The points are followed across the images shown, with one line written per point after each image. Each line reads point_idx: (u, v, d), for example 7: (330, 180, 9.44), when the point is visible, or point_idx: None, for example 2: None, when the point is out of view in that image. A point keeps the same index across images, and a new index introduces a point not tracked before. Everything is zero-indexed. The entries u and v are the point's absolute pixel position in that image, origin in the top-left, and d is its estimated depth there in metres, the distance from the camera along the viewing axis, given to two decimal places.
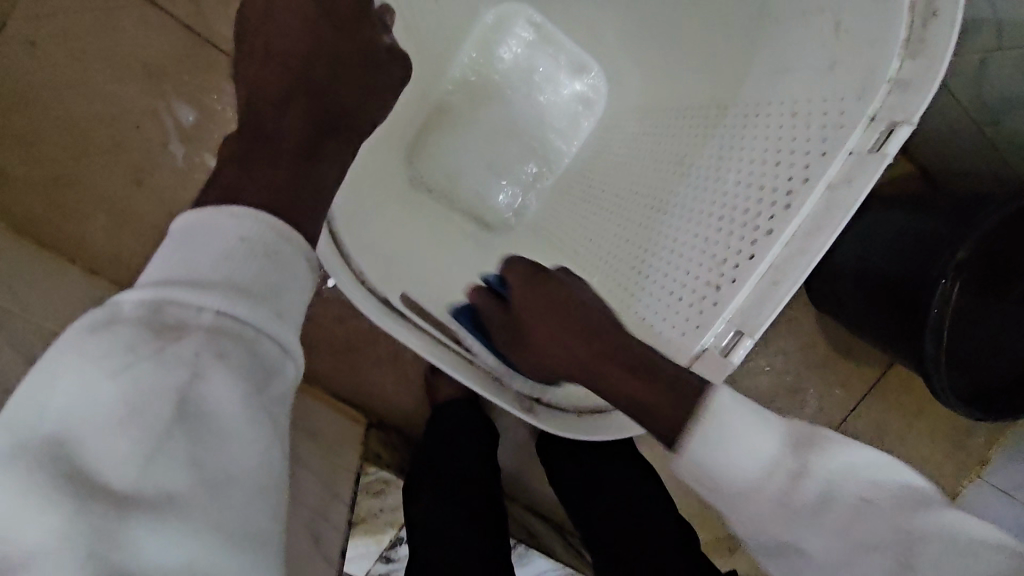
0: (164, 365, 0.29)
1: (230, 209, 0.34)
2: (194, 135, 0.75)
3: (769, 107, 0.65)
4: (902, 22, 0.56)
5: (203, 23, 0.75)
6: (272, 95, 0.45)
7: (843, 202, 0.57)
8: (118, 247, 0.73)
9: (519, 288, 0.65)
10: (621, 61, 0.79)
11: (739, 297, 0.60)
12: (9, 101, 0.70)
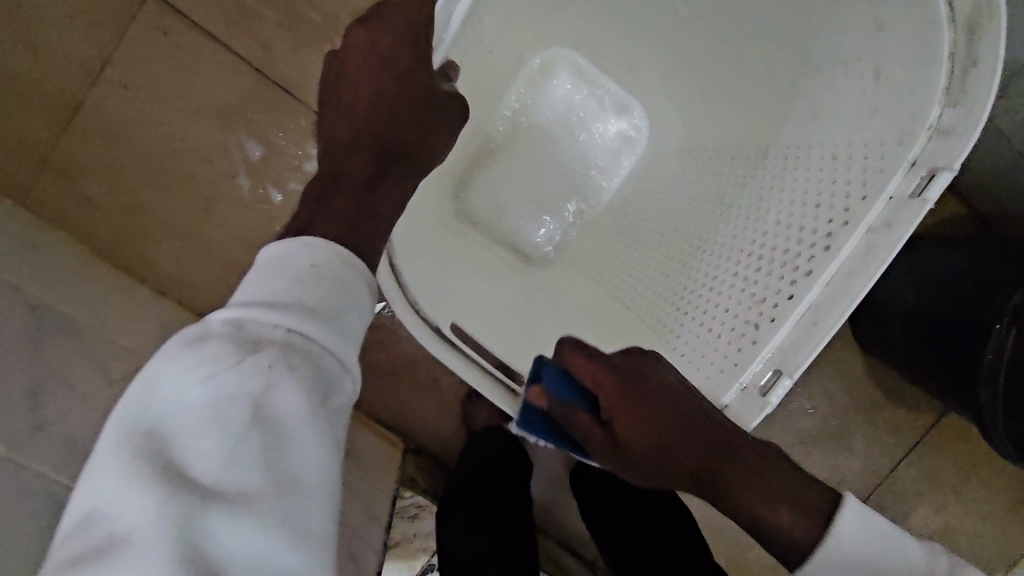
0: (246, 373, 0.32)
1: (303, 241, 0.38)
2: (261, 169, 0.81)
3: (809, 152, 0.66)
4: (941, 70, 0.56)
5: (271, 66, 0.80)
6: (343, 141, 0.50)
7: (885, 246, 0.57)
8: (186, 270, 0.80)
9: (610, 395, 0.53)
10: (661, 103, 0.81)
11: (777, 337, 0.60)
12: (100, 137, 0.77)
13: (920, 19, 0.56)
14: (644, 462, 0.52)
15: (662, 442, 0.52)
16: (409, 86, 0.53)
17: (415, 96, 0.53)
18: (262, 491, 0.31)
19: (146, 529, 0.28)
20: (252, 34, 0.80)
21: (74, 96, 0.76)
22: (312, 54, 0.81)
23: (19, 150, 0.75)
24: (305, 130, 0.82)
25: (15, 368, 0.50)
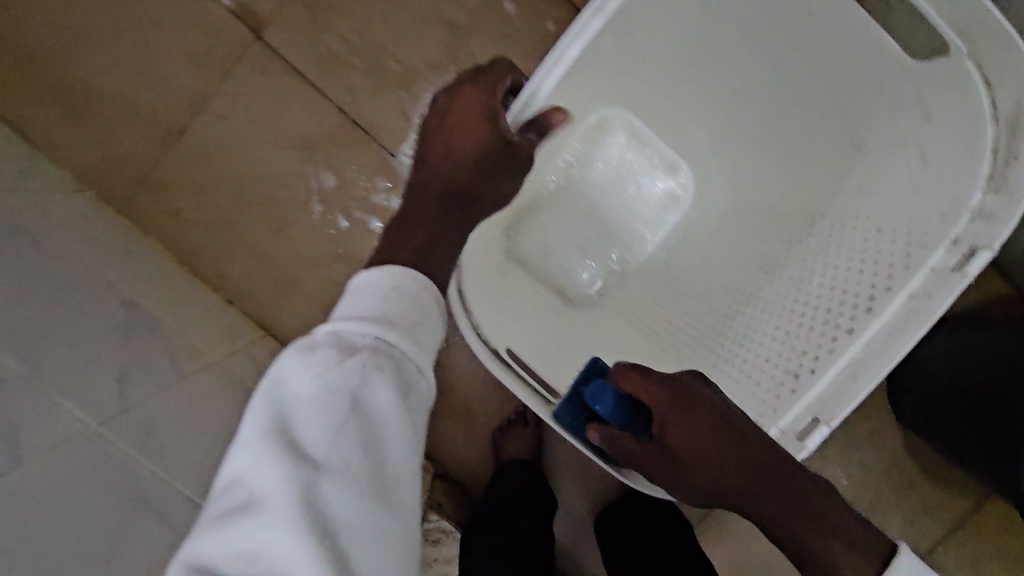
0: (347, 371, 0.36)
1: (388, 268, 0.42)
2: (333, 197, 0.87)
3: (856, 221, 0.71)
4: (983, 161, 0.61)
5: (354, 107, 0.87)
6: (428, 189, 0.58)
7: (925, 312, 0.60)
8: (254, 283, 0.87)
9: (659, 405, 0.58)
10: (711, 165, 0.84)
11: (817, 388, 0.64)
12: (197, 159, 0.86)
13: (962, 114, 0.63)
14: (682, 463, 0.58)
15: (705, 452, 0.57)
16: (467, 137, 0.60)
17: (473, 146, 0.60)
18: (363, 469, 0.36)
19: (275, 494, 0.32)
20: (340, 77, 0.86)
21: (177, 123, 0.86)
22: (392, 97, 0.87)
23: (126, 168, 0.86)
24: (378, 166, 0.88)
25: (105, 359, 0.57)
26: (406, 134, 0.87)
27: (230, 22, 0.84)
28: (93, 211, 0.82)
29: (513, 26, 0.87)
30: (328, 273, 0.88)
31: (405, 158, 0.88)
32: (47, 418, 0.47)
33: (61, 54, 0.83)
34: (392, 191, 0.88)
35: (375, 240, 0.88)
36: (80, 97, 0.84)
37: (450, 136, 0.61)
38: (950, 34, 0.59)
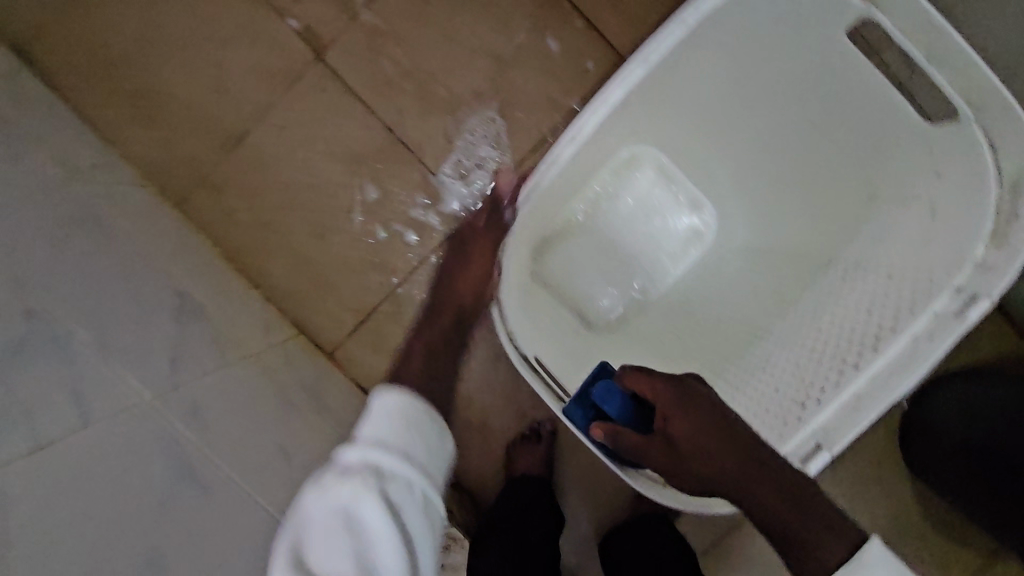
0: (352, 494, 0.47)
1: (380, 391, 0.55)
2: (374, 209, 0.92)
3: (866, 268, 0.76)
4: (987, 216, 0.64)
5: (401, 127, 0.92)
6: (439, 305, 0.82)
7: (926, 353, 0.62)
8: (293, 283, 0.93)
9: (661, 401, 0.61)
10: (735, 205, 0.87)
11: (822, 417, 0.66)
12: (253, 165, 0.93)
13: (969, 173, 0.67)
14: (682, 459, 0.60)
15: (701, 448, 0.59)
16: (455, 268, 0.83)
17: (482, 275, 0.82)
18: None
19: None
20: (390, 99, 0.91)
21: (239, 131, 0.92)
22: (437, 121, 0.92)
23: (188, 169, 0.93)
24: (418, 183, 0.92)
25: (161, 342, 0.63)
26: (448, 156, 0.92)
27: (295, 43, 0.91)
28: (156, 208, 0.89)
29: (558, 62, 0.90)
30: (364, 280, 0.93)
31: (446, 178, 0.92)
32: (113, 388, 0.52)
33: (143, 64, 0.91)
34: (430, 208, 0.92)
35: (410, 253, 0.93)
36: (155, 103, 0.92)
37: (453, 261, 0.83)
38: (956, 98, 0.64)
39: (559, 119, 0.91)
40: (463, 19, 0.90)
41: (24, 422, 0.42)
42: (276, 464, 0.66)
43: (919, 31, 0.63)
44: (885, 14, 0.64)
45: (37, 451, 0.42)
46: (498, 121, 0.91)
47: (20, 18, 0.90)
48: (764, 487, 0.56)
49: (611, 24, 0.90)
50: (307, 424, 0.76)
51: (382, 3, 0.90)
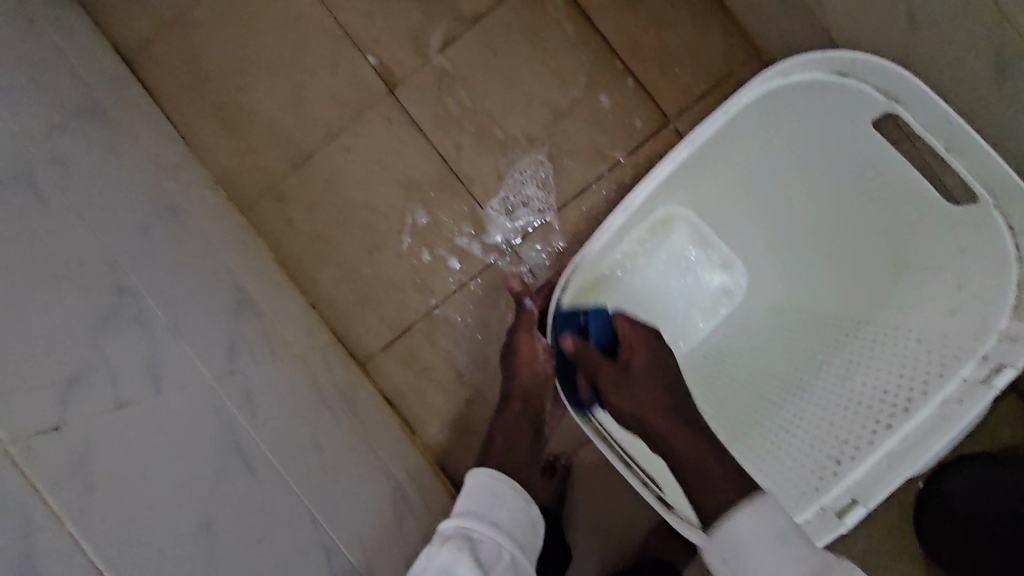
0: (449, 557, 0.55)
1: (470, 474, 0.67)
2: (422, 233, 0.98)
3: (895, 331, 0.78)
4: (1009, 290, 0.68)
5: (456, 161, 0.99)
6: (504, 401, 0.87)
7: (955, 419, 0.68)
8: (337, 294, 0.99)
9: (635, 339, 0.78)
10: (767, 267, 0.90)
11: (857, 473, 0.72)
12: (317, 181, 1.00)
13: (994, 250, 0.69)
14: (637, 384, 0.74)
15: (653, 377, 0.75)
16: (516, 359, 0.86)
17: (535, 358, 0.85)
18: None
19: None
20: (450, 134, 0.99)
21: (308, 149, 1.00)
22: (491, 158, 0.98)
23: (258, 179, 1.01)
24: (466, 213, 0.98)
25: (218, 333, 0.69)
26: (496, 191, 0.98)
27: (370, 77, 1.00)
28: (224, 210, 0.97)
29: (608, 117, 0.97)
30: (404, 297, 0.98)
31: (492, 212, 0.98)
32: (182, 364, 0.60)
33: (231, 81, 1.01)
34: (475, 237, 0.98)
35: (451, 277, 0.98)
36: (237, 116, 1.01)
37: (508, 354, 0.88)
38: (978, 188, 0.67)
39: (604, 169, 0.97)
40: (525, 70, 0.97)
41: (110, 382, 0.50)
42: (309, 456, 0.71)
43: (937, 125, 0.67)
44: (907, 109, 0.69)
45: (119, 408, 0.49)
46: (546, 164, 0.97)
47: (133, 33, 1.01)
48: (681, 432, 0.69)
49: (662, 87, 0.96)
50: (335, 426, 0.81)
51: (453, 49, 0.98)
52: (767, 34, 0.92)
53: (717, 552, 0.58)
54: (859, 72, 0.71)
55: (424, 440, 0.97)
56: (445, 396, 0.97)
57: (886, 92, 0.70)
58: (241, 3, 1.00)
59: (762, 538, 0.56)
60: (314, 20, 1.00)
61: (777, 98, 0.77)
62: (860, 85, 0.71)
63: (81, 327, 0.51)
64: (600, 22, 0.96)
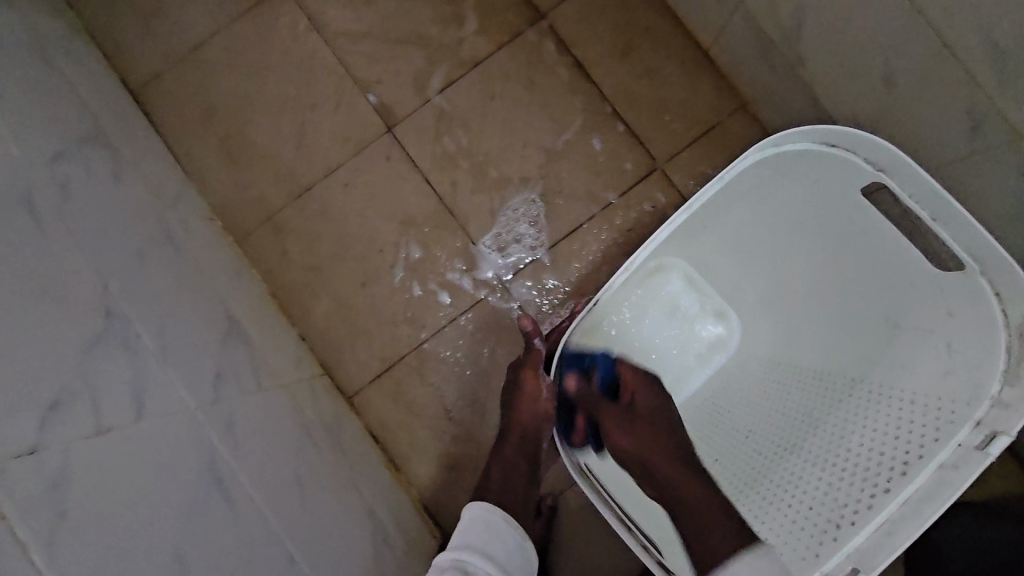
0: None
1: (468, 506, 0.67)
2: (415, 267, 0.99)
3: (890, 393, 0.78)
4: (1000, 356, 0.68)
5: (451, 198, 1.01)
6: (507, 436, 0.85)
7: (951, 486, 0.66)
8: (327, 326, 0.99)
9: (635, 389, 0.87)
10: (760, 316, 0.91)
11: (858, 539, 0.69)
12: (314, 214, 1.02)
13: (982, 318, 0.70)
14: (637, 429, 0.83)
15: (654, 423, 0.84)
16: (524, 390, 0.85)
17: (534, 390, 0.84)
18: None
19: None
20: (447, 172, 1.01)
21: (307, 182, 1.02)
22: (485, 196, 1.00)
23: (256, 209, 1.02)
24: (459, 249, 1.00)
25: (205, 361, 0.69)
26: (489, 228, 1.00)
27: (371, 115, 1.03)
28: (218, 239, 0.98)
29: (600, 160, 1.00)
30: (394, 329, 0.98)
31: (484, 249, 0.99)
32: (166, 390, 0.59)
33: (235, 115, 1.04)
34: (466, 272, 0.99)
35: (441, 311, 0.98)
36: (239, 149, 1.03)
37: (511, 387, 0.87)
38: (963, 256, 0.68)
39: (595, 210, 0.99)
40: (521, 114, 1.01)
41: (91, 407, 0.50)
42: (290, 491, 0.70)
43: (921, 195, 0.69)
44: (894, 179, 0.71)
45: (99, 433, 0.49)
46: (538, 203, 1.00)
47: (142, 66, 1.05)
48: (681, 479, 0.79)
49: (653, 135, 1.00)
50: (318, 460, 0.80)
51: (452, 92, 1.02)
52: (753, 90, 0.96)
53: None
54: (848, 144, 0.73)
55: (408, 477, 0.95)
56: (431, 431, 0.96)
57: (873, 162, 0.73)
58: (249, 42, 1.04)
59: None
60: (319, 61, 1.04)
61: (772, 164, 0.79)
62: (848, 155, 0.74)
63: (68, 350, 0.51)
64: (594, 71, 1.01)
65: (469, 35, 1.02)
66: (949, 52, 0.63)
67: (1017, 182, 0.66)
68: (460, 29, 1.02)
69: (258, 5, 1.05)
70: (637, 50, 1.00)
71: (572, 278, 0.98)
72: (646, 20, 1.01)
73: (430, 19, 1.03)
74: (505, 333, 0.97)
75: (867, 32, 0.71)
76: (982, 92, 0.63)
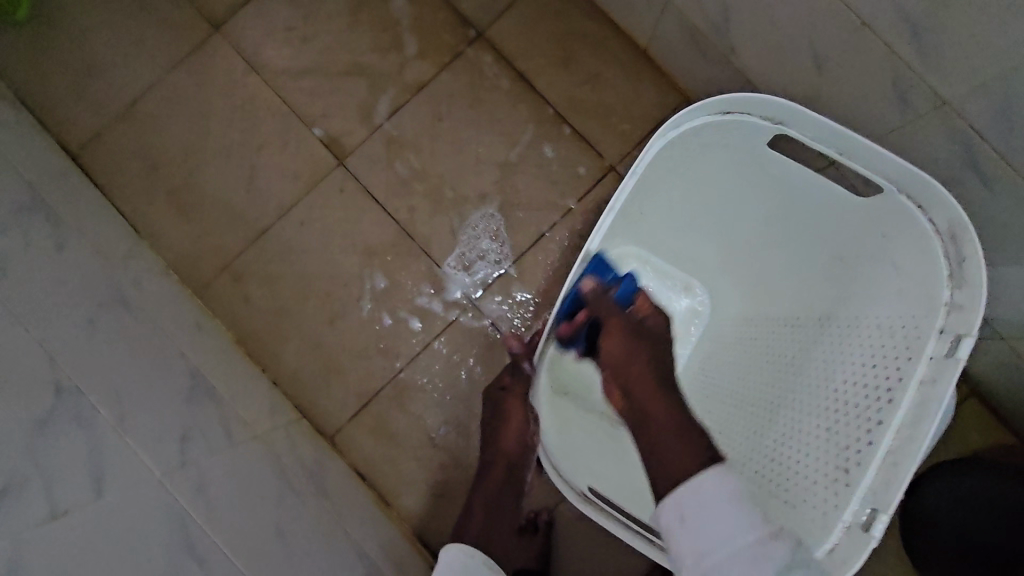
0: None
1: (446, 547, 0.69)
2: (382, 297, 0.98)
3: (858, 324, 0.77)
4: (941, 260, 0.67)
5: (411, 224, 1.00)
6: (499, 468, 0.86)
7: (936, 400, 0.65)
8: (300, 368, 0.97)
9: (649, 314, 0.79)
10: (717, 278, 0.93)
11: (867, 479, 0.67)
12: (273, 255, 1.00)
13: (916, 230, 0.70)
14: (641, 343, 0.75)
15: (659, 349, 0.74)
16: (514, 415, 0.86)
17: (520, 423, 0.86)
18: None
19: None
20: (403, 199, 1.00)
21: (262, 225, 1.01)
22: (444, 217, 1.00)
23: (213, 259, 1.00)
24: (425, 273, 0.99)
25: (170, 423, 0.67)
26: (452, 249, 0.99)
27: (320, 150, 1.02)
28: (178, 294, 0.95)
29: (554, 168, 1.00)
30: (369, 363, 0.97)
31: (449, 269, 0.99)
32: (128, 461, 0.58)
33: (182, 165, 1.02)
34: (435, 295, 0.98)
35: (413, 338, 0.97)
36: (188, 200, 1.01)
37: (502, 416, 0.87)
38: (885, 182, 0.70)
39: (556, 218, 0.99)
40: (471, 131, 1.01)
41: (43, 493, 0.49)
42: (271, 551, 0.69)
43: (826, 136, 0.71)
44: (793, 127, 0.72)
45: (53, 518, 0.49)
46: (497, 217, 1.00)
47: (80, 127, 1.02)
48: (657, 401, 0.67)
49: (602, 137, 1.00)
50: (299, 508, 0.78)
51: (400, 118, 1.02)
52: (693, 84, 0.98)
53: (672, 511, 0.56)
54: (739, 108, 0.74)
55: (400, 511, 0.94)
56: (418, 461, 0.94)
57: (767, 117, 0.73)
58: (188, 91, 1.03)
59: (722, 501, 0.53)
60: (261, 102, 1.03)
61: (681, 145, 0.78)
62: (743, 118, 0.74)
63: (9, 437, 0.49)
64: (537, 82, 1.01)
65: (410, 60, 1.02)
66: (869, 29, 0.65)
67: (950, 144, 0.68)
68: (401, 54, 1.03)
69: (194, 53, 1.03)
70: (577, 57, 1.01)
71: (540, 287, 0.98)
72: (582, 26, 1.02)
73: (369, 49, 1.03)
74: (480, 351, 0.97)
75: (790, 18, 0.73)
76: (904, 64, 0.65)
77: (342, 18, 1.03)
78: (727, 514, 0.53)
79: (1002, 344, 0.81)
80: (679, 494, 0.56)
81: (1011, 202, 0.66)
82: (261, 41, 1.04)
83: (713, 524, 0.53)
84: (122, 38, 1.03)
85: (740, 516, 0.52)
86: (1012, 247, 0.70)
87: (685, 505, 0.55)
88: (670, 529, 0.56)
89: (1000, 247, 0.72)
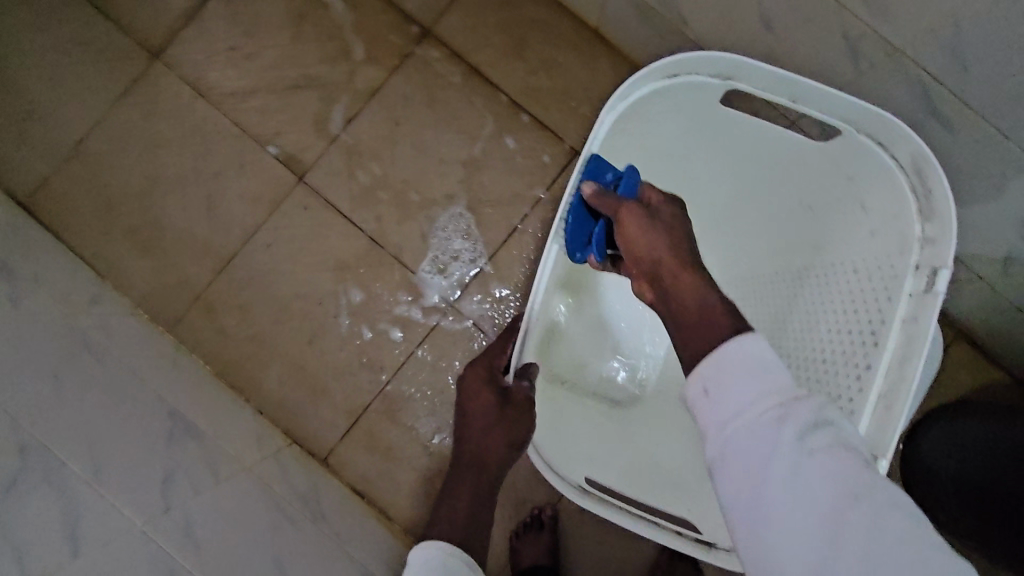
0: None
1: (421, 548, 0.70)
2: (360, 310, 0.96)
3: (836, 272, 0.77)
4: (909, 197, 0.68)
5: (381, 234, 0.98)
6: (483, 456, 0.78)
7: (920, 336, 0.65)
8: (283, 394, 0.95)
9: (662, 201, 0.64)
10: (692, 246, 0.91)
11: (863, 425, 0.67)
12: (243, 282, 0.98)
13: (882, 171, 0.70)
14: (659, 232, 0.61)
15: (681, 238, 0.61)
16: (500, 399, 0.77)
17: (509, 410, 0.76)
18: None
19: None
20: (369, 208, 0.98)
21: (228, 252, 0.98)
22: (413, 222, 0.98)
23: (181, 293, 0.98)
24: (400, 281, 0.97)
25: None
26: (425, 255, 0.97)
27: (278, 169, 0.99)
28: (149, 331, 0.93)
29: (519, 160, 0.99)
30: (354, 379, 0.95)
31: (425, 274, 0.97)
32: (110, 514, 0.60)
33: (138, 201, 0.99)
34: (413, 303, 0.96)
35: (396, 348, 0.96)
36: (147, 236, 0.98)
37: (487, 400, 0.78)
38: (836, 122, 0.70)
39: (526, 209, 0.98)
40: (429, 132, 0.99)
41: None
42: None
43: (774, 84, 0.70)
44: (742, 80, 0.71)
45: None
46: (466, 215, 0.98)
47: (26, 173, 0.99)
48: (692, 292, 0.56)
49: (563, 123, 0.99)
50: (295, 537, 0.76)
51: (356, 125, 1.00)
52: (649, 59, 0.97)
53: (696, 385, 0.49)
54: (687, 68, 0.72)
55: (403, 523, 0.93)
56: (415, 471, 0.93)
57: (718, 74, 0.72)
58: (135, 124, 1.00)
59: (750, 364, 0.47)
60: (212, 126, 1.00)
61: (632, 117, 0.75)
62: (693, 77, 0.72)
63: None
64: (492, 75, 1.00)
65: (359, 66, 1.00)
66: None
67: (907, 92, 0.67)
68: (350, 60, 1.00)
69: (136, 84, 1.00)
70: (530, 45, 1.00)
71: (518, 281, 0.97)
72: (532, 13, 1.00)
73: (316, 60, 1.00)
74: (466, 353, 0.95)
75: None
76: (852, 16, 0.64)
77: (285, 31, 1.00)
78: (746, 382, 0.46)
79: (980, 286, 0.81)
80: (708, 361, 0.49)
81: (973, 141, 0.66)
82: (204, 63, 1.00)
83: (741, 390, 0.46)
84: (59, 75, 0.99)
85: (768, 375, 0.46)
86: (978, 189, 0.70)
87: (709, 376, 0.48)
88: (693, 405, 0.49)
89: (967, 191, 0.72)
